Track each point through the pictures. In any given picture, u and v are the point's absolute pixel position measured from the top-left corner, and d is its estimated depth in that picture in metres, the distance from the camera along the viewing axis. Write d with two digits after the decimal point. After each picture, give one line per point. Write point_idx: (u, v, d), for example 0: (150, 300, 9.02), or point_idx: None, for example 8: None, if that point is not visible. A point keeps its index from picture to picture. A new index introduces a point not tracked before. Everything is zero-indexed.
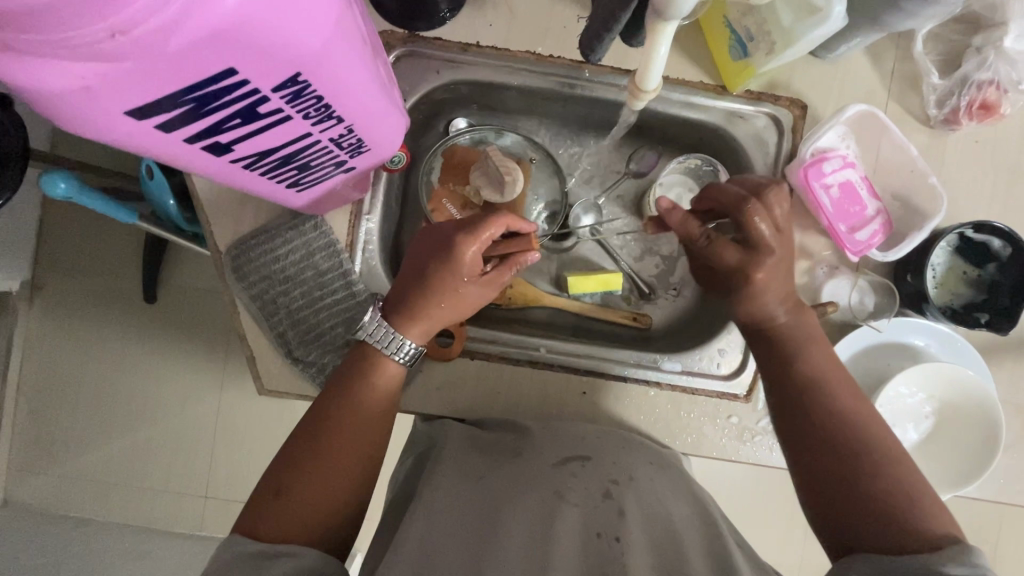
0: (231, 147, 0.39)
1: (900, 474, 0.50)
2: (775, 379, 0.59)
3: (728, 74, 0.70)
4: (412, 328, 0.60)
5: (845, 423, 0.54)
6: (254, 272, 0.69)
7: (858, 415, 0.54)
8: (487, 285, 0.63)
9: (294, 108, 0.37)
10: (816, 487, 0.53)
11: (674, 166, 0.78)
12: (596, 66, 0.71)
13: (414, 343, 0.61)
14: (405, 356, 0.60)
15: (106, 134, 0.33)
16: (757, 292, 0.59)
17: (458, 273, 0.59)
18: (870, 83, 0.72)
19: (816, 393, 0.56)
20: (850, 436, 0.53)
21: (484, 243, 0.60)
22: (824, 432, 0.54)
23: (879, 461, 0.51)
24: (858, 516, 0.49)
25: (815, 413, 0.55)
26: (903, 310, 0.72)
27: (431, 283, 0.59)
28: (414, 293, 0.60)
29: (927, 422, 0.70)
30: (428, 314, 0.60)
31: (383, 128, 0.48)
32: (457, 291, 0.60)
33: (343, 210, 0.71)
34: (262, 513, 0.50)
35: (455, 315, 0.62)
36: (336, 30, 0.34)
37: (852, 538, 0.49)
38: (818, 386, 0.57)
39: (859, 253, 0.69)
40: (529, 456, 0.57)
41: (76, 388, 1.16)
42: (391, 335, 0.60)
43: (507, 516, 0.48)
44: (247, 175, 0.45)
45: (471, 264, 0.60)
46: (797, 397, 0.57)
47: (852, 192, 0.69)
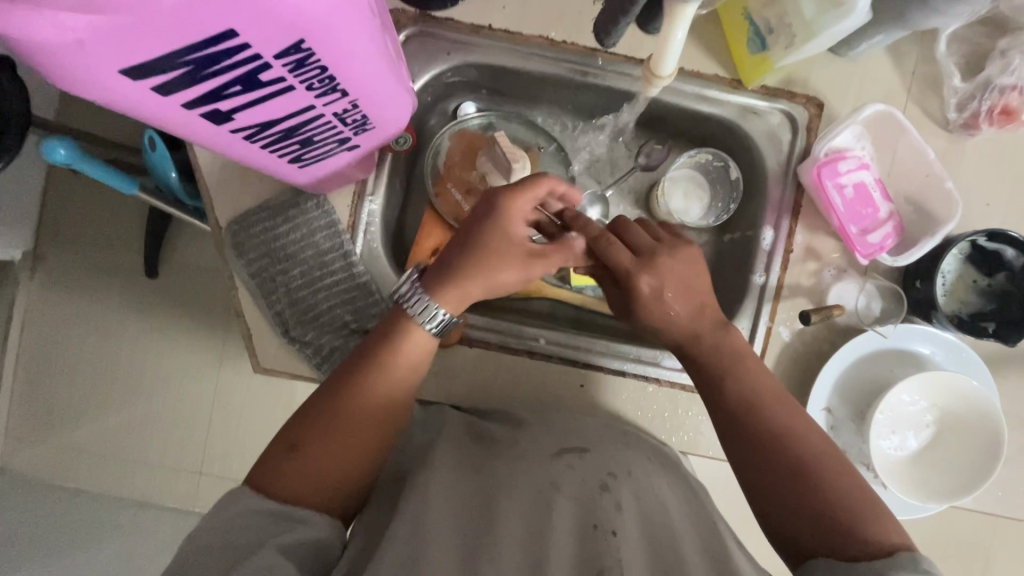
0: (232, 117, 0.37)
1: (848, 485, 0.49)
2: (710, 403, 0.58)
3: (744, 67, 0.69)
4: (450, 290, 0.59)
5: (788, 438, 0.52)
6: (255, 249, 0.68)
7: (796, 430, 0.53)
8: (530, 250, 0.60)
9: (298, 78, 0.36)
10: (771, 505, 0.51)
11: (683, 160, 0.77)
12: (610, 54, 0.70)
13: (446, 311, 0.58)
14: (435, 325, 0.58)
15: (104, 92, 0.32)
16: (649, 299, 0.59)
17: (502, 226, 0.59)
18: (890, 83, 0.70)
19: (756, 420, 0.54)
20: (789, 449, 0.51)
21: (530, 201, 0.60)
22: (778, 453, 0.51)
23: (827, 473, 0.50)
24: (807, 527, 0.48)
25: (761, 431, 0.53)
26: (911, 318, 0.71)
27: (473, 239, 0.59)
28: (454, 255, 0.59)
29: (927, 431, 0.70)
30: (469, 275, 0.58)
31: (389, 105, 0.47)
32: (501, 249, 0.59)
33: (347, 190, 0.70)
34: (272, 467, 0.50)
35: (497, 282, 0.60)
36: None
37: (806, 547, 0.48)
38: (752, 407, 0.55)
39: (870, 257, 0.67)
40: (526, 446, 0.56)
41: (74, 359, 1.16)
42: (421, 298, 0.58)
43: (500, 504, 0.48)
44: (247, 147, 0.43)
45: (515, 220, 0.59)
46: (733, 418, 0.55)
47: (866, 195, 0.68)
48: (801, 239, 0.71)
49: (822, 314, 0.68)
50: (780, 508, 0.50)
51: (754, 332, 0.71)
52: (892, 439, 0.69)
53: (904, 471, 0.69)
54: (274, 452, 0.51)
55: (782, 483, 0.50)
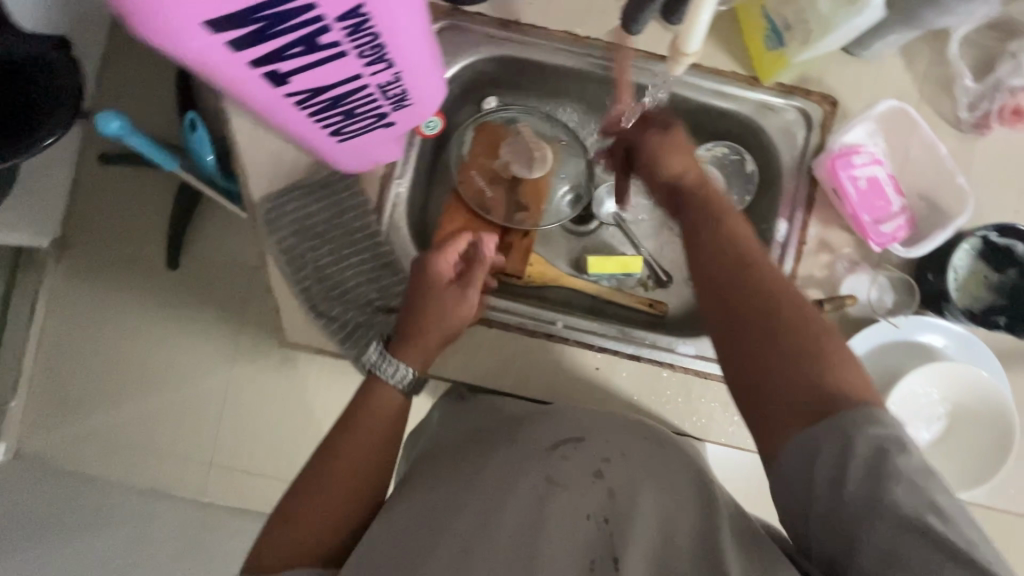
0: (288, 79, 0.40)
1: (827, 351, 0.46)
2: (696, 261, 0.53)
3: (761, 64, 0.71)
4: (399, 344, 0.65)
5: (773, 305, 0.48)
6: (287, 225, 0.71)
7: (784, 289, 0.48)
8: (457, 295, 0.67)
9: (352, 44, 0.39)
10: (753, 374, 0.47)
11: (701, 152, 0.79)
12: (632, 49, 0.73)
13: (405, 364, 0.64)
14: (397, 374, 0.63)
15: (183, 47, 0.35)
16: (652, 147, 0.62)
17: (425, 281, 0.67)
18: (902, 83, 0.72)
19: (743, 284, 0.49)
20: (772, 301, 0.48)
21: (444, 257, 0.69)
22: (765, 320, 0.47)
23: (808, 333, 0.46)
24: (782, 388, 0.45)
25: (750, 283, 0.49)
26: (923, 311, 0.72)
27: (408, 300, 0.68)
28: (399, 319, 0.68)
29: (939, 424, 0.70)
30: (410, 326, 0.65)
31: (427, 83, 0.50)
32: (430, 302, 0.66)
33: (376, 172, 0.73)
34: (271, 539, 0.53)
35: (433, 328, 0.66)
36: None
37: (783, 412, 0.45)
38: (739, 261, 0.51)
39: (884, 245, 0.69)
40: (519, 437, 0.56)
41: (96, 343, 1.19)
42: (382, 354, 0.64)
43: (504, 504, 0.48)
44: (295, 114, 0.46)
45: (438, 273, 0.68)
46: (720, 271, 0.51)
47: (879, 188, 0.70)
48: (814, 232, 0.73)
49: (835, 304, 0.69)
50: (757, 367, 0.46)
51: None
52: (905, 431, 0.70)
53: None
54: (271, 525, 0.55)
55: (763, 340, 0.47)
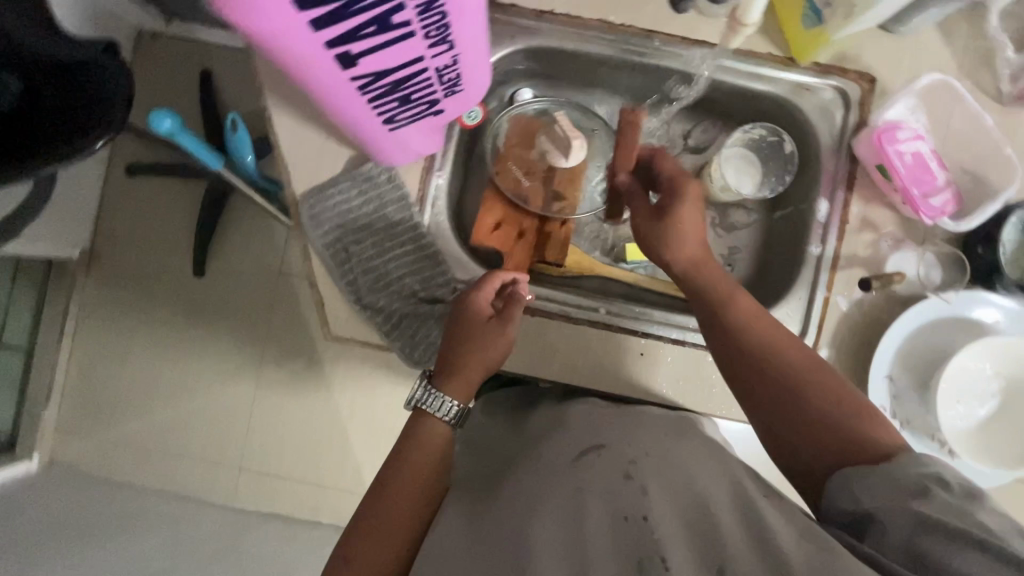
0: (357, 61, 0.40)
1: (863, 426, 0.51)
2: (725, 354, 0.59)
3: (798, 44, 0.71)
4: (448, 384, 0.64)
5: (782, 370, 0.55)
6: (330, 220, 0.72)
7: (809, 372, 0.54)
8: (502, 326, 0.66)
9: (421, 23, 0.39)
10: (780, 438, 0.54)
11: (738, 136, 0.80)
12: (667, 35, 0.73)
13: (455, 402, 0.62)
14: (448, 414, 0.61)
15: (268, 29, 0.35)
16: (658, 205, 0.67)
17: (469, 316, 0.67)
18: (942, 58, 0.72)
19: (756, 356, 0.57)
20: (805, 391, 0.53)
21: (484, 292, 0.68)
22: (775, 387, 0.55)
23: (841, 413, 0.52)
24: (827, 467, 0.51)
25: (780, 375, 0.55)
26: (971, 286, 0.71)
27: (451, 335, 0.67)
28: (444, 356, 0.66)
29: (993, 401, 0.69)
30: (457, 366, 0.64)
31: (479, 67, 0.51)
32: (477, 338, 0.65)
33: (415, 165, 0.74)
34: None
35: (481, 363, 0.65)
36: None
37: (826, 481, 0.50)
38: (770, 357, 0.56)
39: (934, 219, 0.67)
40: (545, 454, 0.53)
41: (130, 351, 1.21)
42: (430, 393, 0.62)
43: (535, 514, 0.45)
44: (356, 99, 0.47)
45: (480, 307, 0.68)
46: (753, 363, 0.56)
47: (924, 163, 0.69)
48: (856, 210, 0.73)
49: (881, 280, 0.70)
50: (797, 445, 0.53)
51: (810, 302, 0.73)
52: (959, 409, 0.68)
53: (973, 440, 0.68)
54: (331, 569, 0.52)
55: (799, 423, 0.53)
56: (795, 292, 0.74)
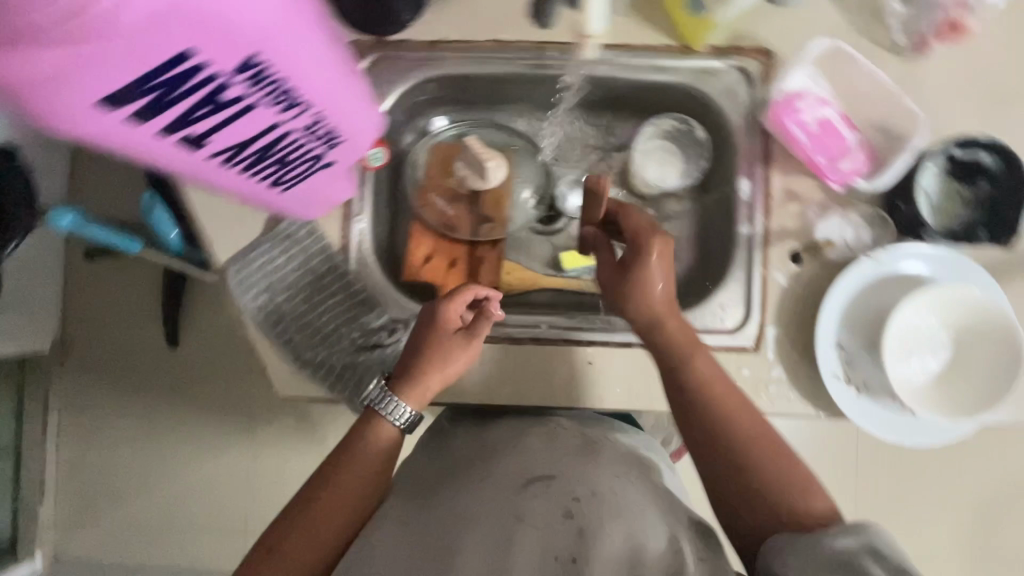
0: (206, 141, 0.40)
1: (807, 496, 0.52)
2: (684, 403, 0.59)
3: (688, 31, 0.71)
4: (406, 392, 0.64)
5: (735, 436, 0.56)
6: (258, 284, 0.72)
7: (757, 433, 0.56)
8: (467, 340, 0.65)
9: (259, 94, 0.39)
10: (720, 490, 0.55)
11: (650, 130, 0.81)
12: (559, 44, 0.73)
13: (409, 409, 0.63)
14: (399, 419, 0.62)
15: (90, 130, 0.34)
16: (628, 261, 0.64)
17: (438, 329, 0.65)
18: (834, 19, 0.72)
19: (714, 416, 0.57)
20: (754, 453, 0.55)
21: (456, 304, 0.65)
22: (728, 448, 0.56)
23: (787, 478, 0.53)
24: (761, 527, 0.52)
25: (732, 433, 0.56)
26: (904, 240, 0.70)
27: (417, 342, 0.65)
28: (406, 359, 0.66)
29: (945, 349, 0.68)
30: (418, 374, 0.64)
31: (350, 115, 0.51)
32: (441, 350, 0.64)
33: (334, 215, 0.73)
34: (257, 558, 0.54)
35: (442, 374, 0.65)
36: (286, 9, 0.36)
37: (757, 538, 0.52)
38: (726, 411, 0.57)
39: (844, 182, 0.69)
40: (495, 473, 0.57)
41: (108, 440, 1.20)
42: (385, 396, 0.63)
43: (462, 549, 0.50)
44: (227, 174, 0.46)
45: (449, 320, 0.65)
46: (706, 414, 0.57)
47: (830, 128, 0.70)
48: (779, 183, 0.72)
49: (811, 249, 0.71)
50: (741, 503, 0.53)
51: (749, 281, 0.73)
52: (910, 363, 0.68)
53: (930, 392, 0.68)
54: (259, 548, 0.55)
55: (744, 477, 0.54)
56: (730, 276, 0.74)
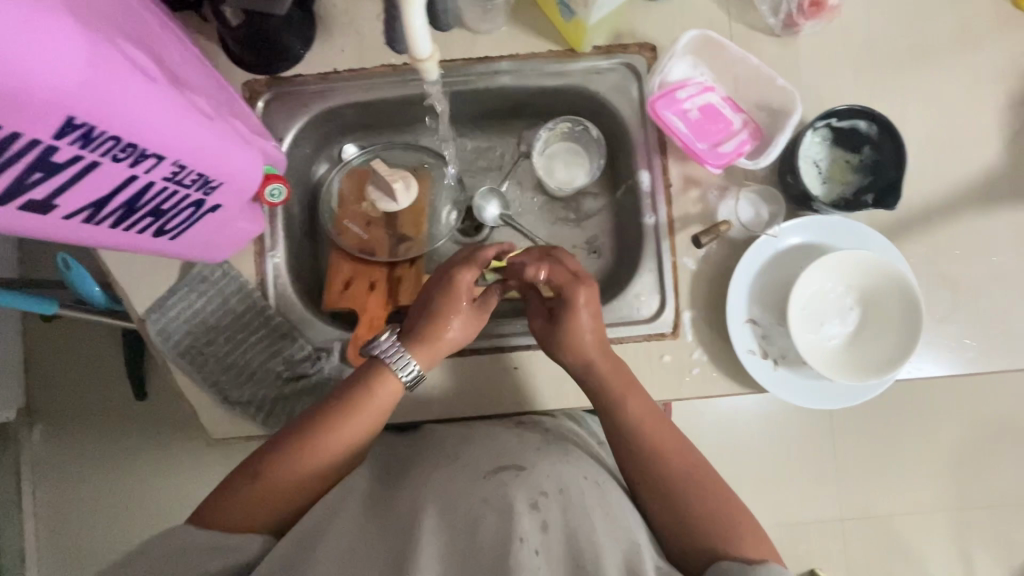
0: (54, 203, 0.41)
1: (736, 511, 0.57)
2: (634, 425, 0.62)
3: (570, 35, 0.73)
4: (418, 350, 0.65)
5: (677, 461, 0.60)
6: (179, 329, 0.72)
7: (694, 460, 0.61)
8: (479, 312, 0.69)
9: (96, 151, 0.40)
10: (657, 499, 0.59)
11: (547, 135, 0.82)
12: (448, 62, 0.75)
13: (418, 366, 0.65)
14: (406, 374, 0.64)
15: None
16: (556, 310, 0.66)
17: (459, 295, 0.67)
18: (708, 10, 0.75)
19: (657, 441, 0.61)
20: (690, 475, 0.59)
21: (477, 274, 0.68)
22: (667, 467, 0.60)
23: (719, 498, 0.58)
24: (701, 535, 0.55)
25: (669, 456, 0.60)
26: (800, 212, 0.73)
27: (434, 304, 0.67)
28: (418, 321, 0.67)
29: (853, 313, 0.71)
30: (429, 337, 0.66)
31: (221, 156, 0.51)
32: (458, 316, 0.67)
33: (247, 252, 0.74)
34: (220, 503, 0.56)
35: (451, 340, 0.67)
36: (99, 66, 0.36)
37: (697, 548, 0.55)
38: (668, 441, 0.61)
39: (722, 165, 0.68)
40: (464, 463, 0.57)
41: (64, 508, 1.15)
42: (398, 351, 0.64)
43: (422, 531, 0.49)
44: (98, 231, 0.47)
45: (469, 288, 0.68)
46: (644, 434, 0.62)
47: (713, 113, 0.71)
48: (677, 171, 0.74)
49: (710, 233, 0.70)
50: (685, 510, 0.57)
51: (660, 270, 0.74)
52: (819, 330, 0.70)
53: (841, 357, 0.70)
54: (228, 488, 0.57)
55: (678, 492, 0.58)
56: (642, 266, 0.75)
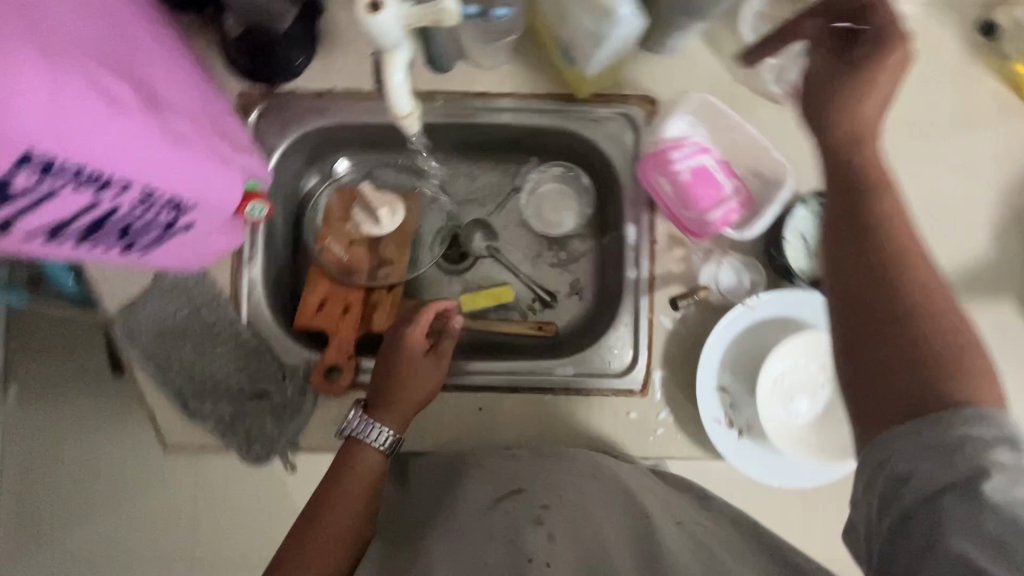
0: (9, 227, 0.40)
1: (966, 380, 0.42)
2: (851, 261, 0.49)
3: (571, 80, 0.72)
4: (389, 414, 0.66)
5: (904, 303, 0.46)
6: (147, 334, 0.71)
7: (939, 321, 0.45)
8: (437, 359, 0.70)
9: (55, 182, 0.39)
10: (866, 345, 0.46)
11: (539, 174, 0.83)
12: (447, 93, 0.74)
13: (390, 431, 0.66)
14: (382, 442, 0.66)
15: None
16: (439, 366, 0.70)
17: (411, 352, 0.69)
18: (712, 70, 0.74)
19: (880, 286, 0.47)
20: (935, 328, 0.44)
21: (421, 328, 0.70)
22: (907, 333, 0.45)
23: (943, 366, 0.43)
24: (882, 376, 0.44)
25: (897, 339, 0.45)
26: (781, 284, 0.72)
27: (391, 371, 0.68)
28: (381, 386, 0.68)
29: (823, 393, 0.70)
30: (395, 399, 0.67)
31: (195, 180, 0.51)
32: (417, 372, 0.68)
33: (225, 262, 0.73)
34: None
35: (419, 393, 0.68)
36: (61, 102, 0.36)
37: (920, 407, 0.42)
38: (888, 285, 0.47)
39: (705, 234, 0.70)
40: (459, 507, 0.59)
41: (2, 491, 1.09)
42: (368, 424, 0.66)
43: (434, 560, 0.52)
44: (59, 249, 0.46)
45: (417, 344, 0.69)
46: (881, 285, 0.47)
47: (706, 176, 0.70)
48: (664, 229, 0.74)
49: (688, 297, 0.71)
50: (871, 348, 0.45)
51: (636, 325, 0.73)
52: (787, 407, 0.69)
53: (805, 436, 0.69)
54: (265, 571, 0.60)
55: (872, 301, 0.46)
56: (618, 318, 0.74)
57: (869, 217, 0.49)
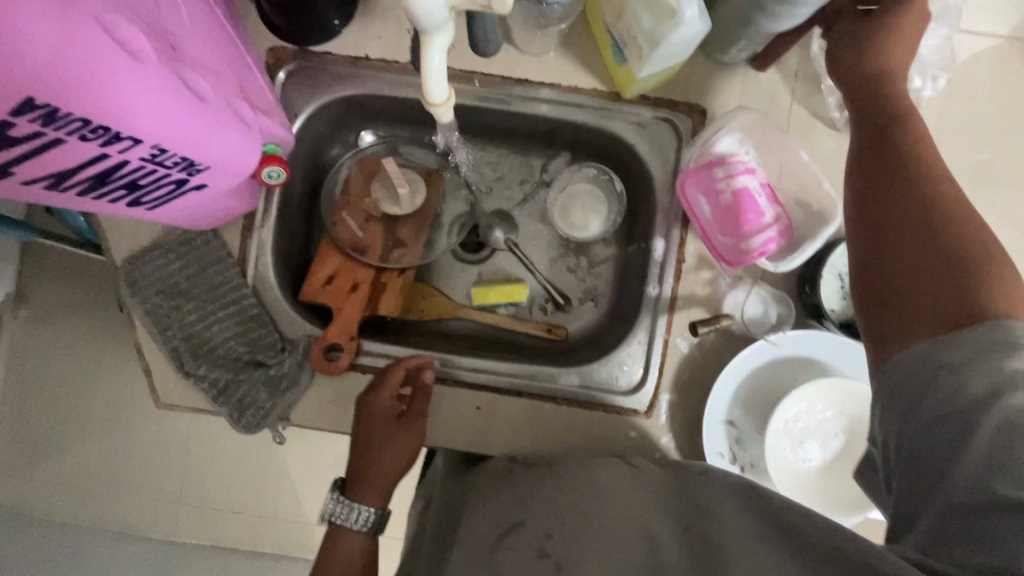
0: (11, 170, 0.38)
1: (999, 293, 0.39)
2: (875, 175, 0.49)
3: (619, 78, 0.68)
4: (367, 494, 0.66)
5: (940, 209, 0.44)
6: (151, 287, 0.69)
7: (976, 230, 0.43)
8: (411, 419, 0.67)
9: (60, 130, 0.37)
10: (873, 246, 0.46)
11: (569, 172, 0.80)
12: (486, 75, 0.70)
13: (371, 509, 0.65)
14: (364, 523, 0.65)
15: None
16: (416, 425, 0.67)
17: (378, 425, 0.65)
18: (771, 85, 0.69)
19: (893, 192, 0.47)
20: (951, 227, 0.43)
21: (388, 393, 0.66)
22: (930, 237, 0.43)
23: (963, 269, 0.41)
24: (899, 265, 0.44)
25: (914, 242, 0.44)
26: (808, 322, 0.69)
27: (361, 445, 0.66)
28: (356, 462, 0.67)
29: (837, 441, 0.66)
30: (372, 478, 0.66)
31: (212, 143, 0.48)
32: (388, 442, 0.66)
33: (236, 224, 0.71)
34: None
35: (396, 463, 0.66)
36: (72, 48, 0.34)
37: (931, 306, 0.41)
38: (914, 180, 0.47)
39: (738, 263, 0.65)
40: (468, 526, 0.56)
41: None
42: (348, 506, 0.65)
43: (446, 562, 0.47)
44: (64, 198, 0.45)
45: (384, 411, 0.66)
46: (897, 190, 0.47)
47: (747, 200, 0.65)
48: (694, 248, 0.70)
49: (709, 325, 0.67)
50: (887, 238, 0.45)
51: (650, 345, 0.70)
52: (796, 451, 0.66)
53: (811, 483, 0.66)
54: None
55: (899, 210, 0.46)
56: (632, 334, 0.71)
57: (895, 148, 0.49)
